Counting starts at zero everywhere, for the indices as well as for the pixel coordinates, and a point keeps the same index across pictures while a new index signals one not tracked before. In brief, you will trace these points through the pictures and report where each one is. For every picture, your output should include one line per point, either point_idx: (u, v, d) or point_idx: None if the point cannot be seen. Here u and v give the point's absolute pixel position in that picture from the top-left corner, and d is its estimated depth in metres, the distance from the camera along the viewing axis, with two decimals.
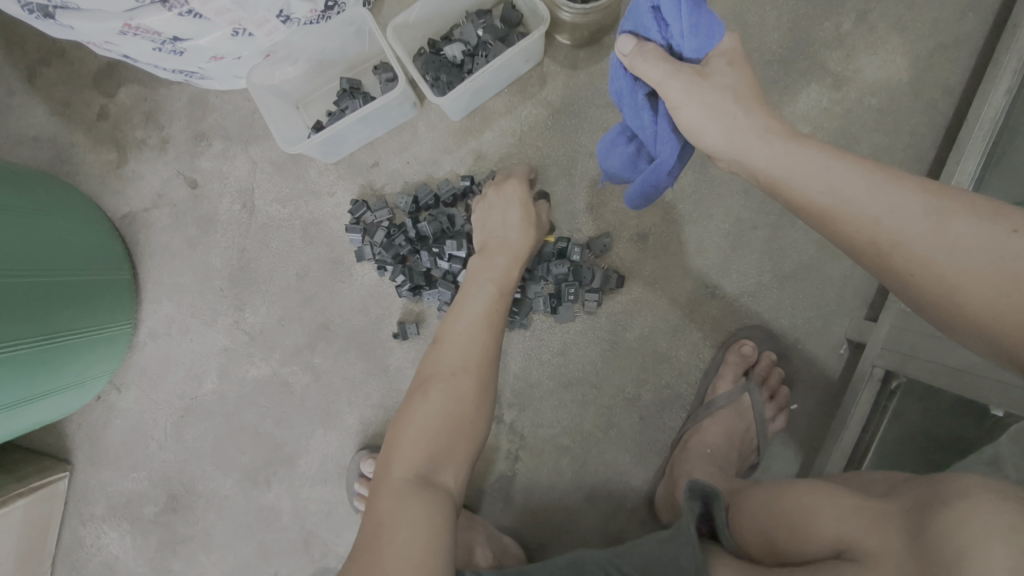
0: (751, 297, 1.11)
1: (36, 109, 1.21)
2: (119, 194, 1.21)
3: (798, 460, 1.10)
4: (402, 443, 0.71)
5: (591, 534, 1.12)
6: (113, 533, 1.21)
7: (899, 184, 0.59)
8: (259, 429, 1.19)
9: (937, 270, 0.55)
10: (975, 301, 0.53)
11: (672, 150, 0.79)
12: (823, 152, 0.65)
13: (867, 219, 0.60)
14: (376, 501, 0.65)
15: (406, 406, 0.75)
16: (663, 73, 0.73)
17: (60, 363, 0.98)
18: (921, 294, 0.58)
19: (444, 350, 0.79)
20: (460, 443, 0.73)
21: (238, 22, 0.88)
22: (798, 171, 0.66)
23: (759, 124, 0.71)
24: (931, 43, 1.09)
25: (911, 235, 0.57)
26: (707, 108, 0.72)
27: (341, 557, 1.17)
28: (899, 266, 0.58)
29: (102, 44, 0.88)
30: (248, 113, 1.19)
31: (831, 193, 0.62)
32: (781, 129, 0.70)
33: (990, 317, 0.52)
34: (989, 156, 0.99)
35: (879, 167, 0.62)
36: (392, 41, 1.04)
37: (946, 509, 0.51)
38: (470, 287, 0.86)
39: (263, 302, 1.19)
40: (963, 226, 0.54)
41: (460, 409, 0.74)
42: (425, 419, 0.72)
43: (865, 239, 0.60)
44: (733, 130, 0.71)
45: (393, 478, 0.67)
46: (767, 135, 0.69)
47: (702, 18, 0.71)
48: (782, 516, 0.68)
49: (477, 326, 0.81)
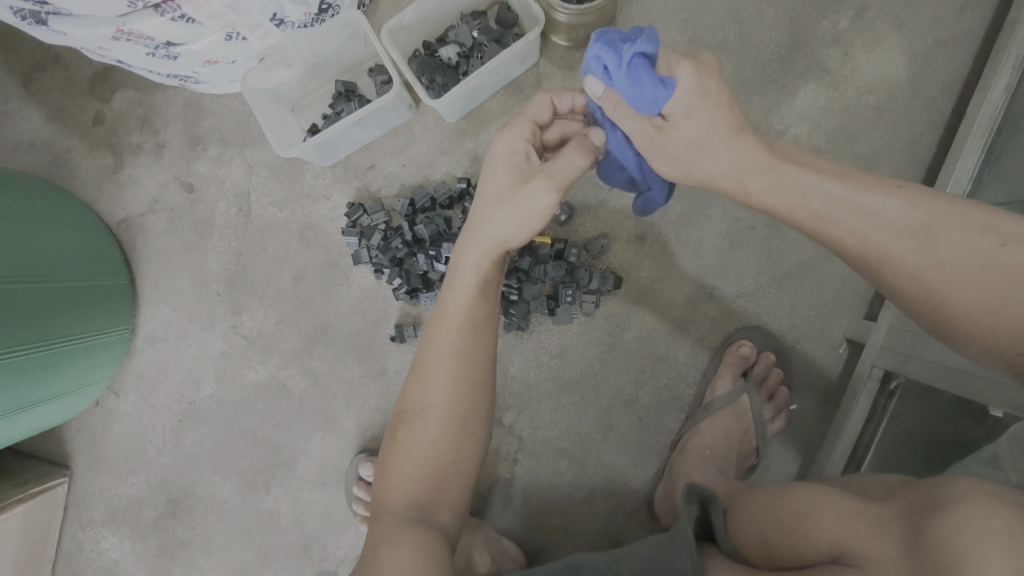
0: (750, 297, 1.11)
1: (32, 115, 1.21)
2: (116, 198, 1.21)
3: (798, 460, 1.09)
4: (391, 483, 0.70)
5: (590, 537, 1.11)
6: (113, 538, 1.21)
7: (885, 197, 0.59)
8: (258, 433, 1.19)
9: (926, 285, 0.58)
10: (965, 313, 0.56)
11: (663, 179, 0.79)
12: (805, 178, 0.63)
13: (854, 237, 0.60)
14: (370, 540, 0.66)
15: (390, 445, 0.72)
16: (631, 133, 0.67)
17: (58, 370, 0.98)
18: (909, 301, 0.60)
19: (420, 386, 0.71)
20: (447, 482, 0.70)
21: (232, 27, 0.88)
22: (783, 200, 0.64)
23: (737, 160, 0.66)
24: (929, 39, 1.08)
25: (898, 254, 0.58)
26: (679, 159, 0.68)
27: (340, 560, 1.17)
28: (889, 280, 0.60)
29: (96, 50, 0.88)
30: (243, 117, 1.19)
31: (817, 216, 0.62)
32: (759, 158, 0.65)
33: (981, 326, 0.55)
34: (989, 153, 0.98)
35: (860, 179, 0.61)
36: (387, 44, 1.03)
37: (944, 513, 0.50)
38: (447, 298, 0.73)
39: (261, 306, 1.18)
40: (949, 240, 0.56)
41: (442, 450, 0.70)
42: (409, 463, 0.70)
43: (855, 254, 0.61)
44: (716, 168, 0.67)
45: (384, 521, 0.67)
46: (744, 166, 0.65)
47: (648, 90, 0.62)
48: (780, 519, 0.67)
49: (453, 355, 0.71)
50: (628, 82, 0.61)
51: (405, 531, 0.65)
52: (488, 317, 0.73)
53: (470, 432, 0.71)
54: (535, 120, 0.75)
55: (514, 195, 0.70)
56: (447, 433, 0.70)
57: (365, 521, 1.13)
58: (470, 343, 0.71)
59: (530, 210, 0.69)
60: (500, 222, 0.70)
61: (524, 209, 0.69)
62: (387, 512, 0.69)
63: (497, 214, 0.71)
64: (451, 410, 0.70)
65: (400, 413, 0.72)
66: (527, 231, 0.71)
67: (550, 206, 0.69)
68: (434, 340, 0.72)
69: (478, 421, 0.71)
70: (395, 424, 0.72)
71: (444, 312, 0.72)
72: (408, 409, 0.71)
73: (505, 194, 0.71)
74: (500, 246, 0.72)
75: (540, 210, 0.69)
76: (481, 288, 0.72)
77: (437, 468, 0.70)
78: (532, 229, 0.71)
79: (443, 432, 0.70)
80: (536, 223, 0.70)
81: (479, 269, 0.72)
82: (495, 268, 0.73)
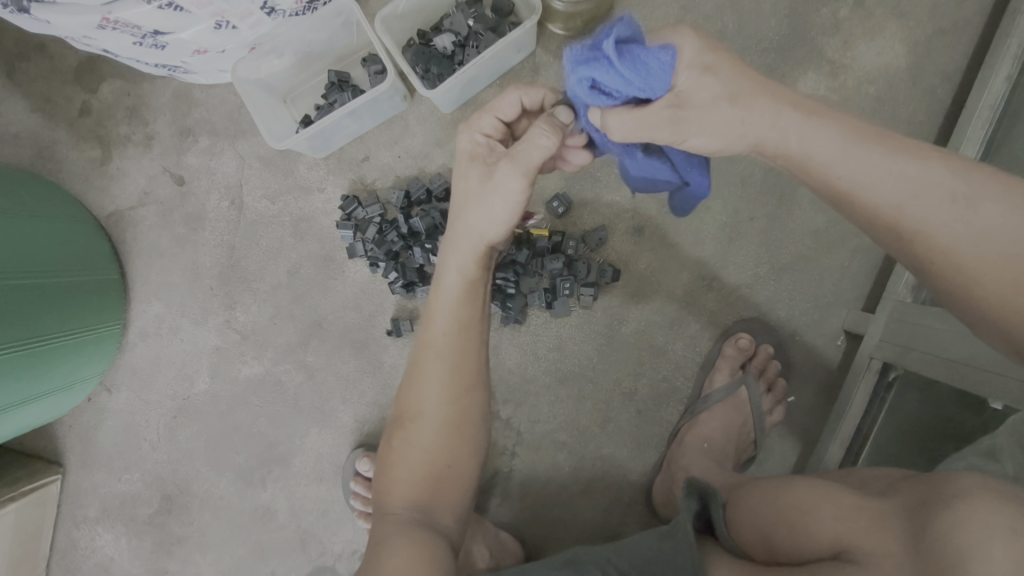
0: (748, 289, 1.10)
1: (17, 106, 1.18)
2: (105, 191, 1.18)
3: (795, 452, 1.09)
4: (391, 487, 0.69)
5: (589, 530, 1.11)
6: (107, 535, 1.20)
7: (926, 163, 0.57)
8: (253, 429, 1.18)
9: (958, 260, 0.55)
10: (997, 296, 0.54)
11: (703, 169, 0.71)
12: (843, 133, 0.59)
13: (889, 203, 0.57)
14: (373, 541, 0.65)
15: (388, 449, 0.72)
16: (650, 130, 0.62)
17: (47, 368, 0.96)
18: (940, 280, 0.57)
19: (414, 391, 0.71)
20: (447, 485, 0.69)
21: (221, 15, 0.86)
22: (817, 156, 0.60)
23: (773, 115, 0.61)
24: (929, 28, 1.07)
25: (935, 226, 0.55)
26: (711, 132, 0.62)
27: (338, 555, 1.17)
28: (919, 255, 0.57)
29: (81, 39, 0.85)
30: (234, 108, 1.16)
31: (852, 176, 0.58)
32: (796, 108, 0.61)
33: (1011, 312, 0.53)
34: (989, 143, 0.97)
35: (899, 142, 0.58)
36: (381, 32, 1.01)
37: (945, 508, 0.50)
38: (433, 305, 0.72)
39: (254, 300, 1.17)
40: (989, 212, 0.54)
41: (439, 454, 0.69)
42: (406, 467, 0.69)
43: (888, 222, 0.58)
44: (745, 121, 0.61)
45: (385, 522, 0.67)
46: (780, 114, 0.61)
47: (648, 61, 0.58)
48: (781, 515, 0.67)
49: (446, 360, 0.70)
50: (629, 68, 0.58)
51: (405, 531, 0.64)
52: (475, 319, 0.72)
53: (464, 435, 0.70)
54: (501, 117, 0.74)
55: (480, 184, 0.69)
56: (440, 437, 0.69)
57: (363, 516, 1.13)
58: (459, 347, 0.70)
59: (501, 200, 0.68)
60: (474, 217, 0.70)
61: (494, 195, 0.68)
62: (389, 514, 0.68)
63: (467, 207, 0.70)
64: (443, 415, 0.69)
65: (395, 418, 0.72)
66: (506, 220, 0.69)
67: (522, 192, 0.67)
68: (423, 346, 0.72)
69: (472, 424, 0.71)
70: (392, 428, 0.72)
71: (431, 317, 0.72)
72: (403, 415, 0.71)
73: (472, 191, 0.70)
74: (474, 241, 0.71)
75: (510, 196, 0.68)
76: (464, 288, 0.71)
77: (434, 471, 0.69)
78: (509, 217, 0.69)
79: (437, 436, 0.69)
80: (508, 212, 0.69)
81: (460, 269, 0.72)
82: (475, 265, 0.72)
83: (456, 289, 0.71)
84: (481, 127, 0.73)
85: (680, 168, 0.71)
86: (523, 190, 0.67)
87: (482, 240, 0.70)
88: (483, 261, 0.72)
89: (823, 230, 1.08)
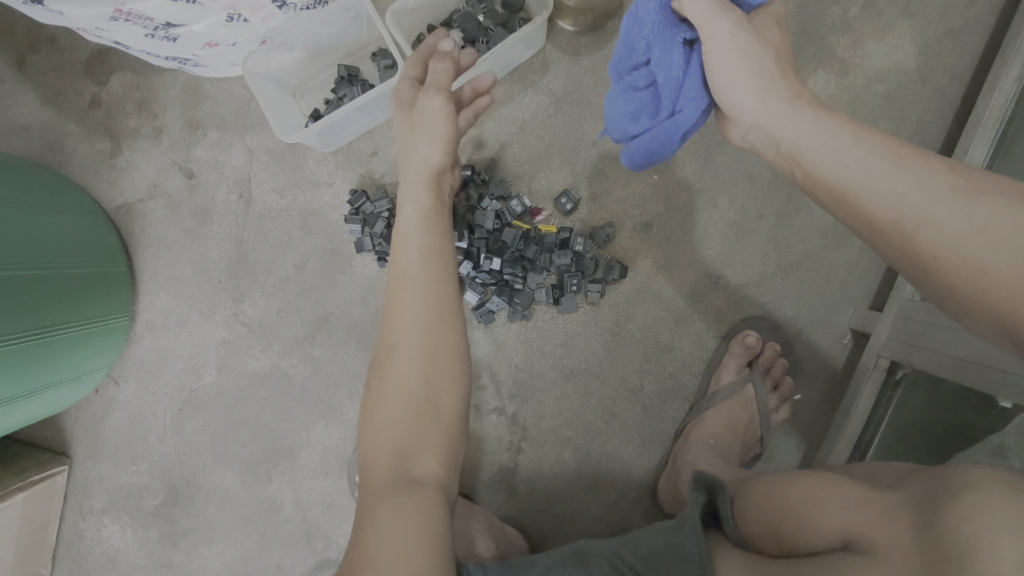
0: (755, 286, 1.10)
1: (27, 98, 1.18)
2: (114, 184, 1.19)
3: (801, 450, 1.10)
4: (376, 435, 0.69)
5: (593, 525, 1.12)
6: (114, 526, 1.21)
7: (926, 162, 0.58)
8: (259, 422, 1.18)
9: (962, 253, 0.53)
10: (1001, 287, 0.51)
11: (695, 111, 0.73)
12: (851, 128, 0.63)
13: (891, 196, 0.57)
14: (366, 501, 0.64)
15: (369, 397, 0.72)
16: (707, 12, 0.67)
17: (56, 358, 0.97)
18: (944, 282, 0.55)
19: (390, 327, 0.74)
20: (430, 427, 0.69)
21: (233, 8, 0.86)
22: (826, 143, 0.63)
23: (794, 93, 0.68)
24: (940, 28, 1.07)
25: (937, 217, 0.55)
26: (739, 60, 0.68)
27: (343, 548, 1.17)
28: (921, 250, 0.56)
29: (93, 30, 0.85)
30: (243, 101, 1.17)
31: (858, 165, 0.60)
32: (814, 100, 0.67)
33: (1017, 307, 0.50)
34: (999, 143, 0.97)
35: (903, 145, 0.60)
36: (391, 28, 1.01)
37: (955, 501, 0.50)
38: (400, 242, 0.78)
39: (261, 294, 1.17)
40: (992, 206, 0.53)
41: (415, 387, 0.70)
42: (386, 411, 0.69)
43: (888, 218, 0.58)
44: (765, 92, 0.68)
45: (377, 478, 0.66)
46: (797, 103, 0.67)
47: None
48: (788, 508, 0.67)
49: (418, 290, 0.74)
50: None
51: (396, 492, 0.63)
52: (440, 248, 0.78)
53: (445, 364, 0.72)
54: (410, 78, 0.88)
55: (414, 123, 0.84)
56: (416, 368, 0.70)
57: None
58: (427, 274, 0.75)
59: (431, 127, 0.82)
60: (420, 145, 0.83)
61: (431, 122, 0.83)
62: (375, 477, 0.66)
63: (417, 145, 0.83)
64: (419, 344, 0.72)
65: (374, 362, 0.73)
66: (440, 141, 0.83)
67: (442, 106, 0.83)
68: (397, 281, 0.76)
69: (449, 352, 0.73)
70: (371, 371, 0.73)
71: (398, 252, 0.78)
72: (381, 354, 0.73)
73: (407, 135, 0.84)
74: (423, 169, 0.83)
75: (438, 120, 0.83)
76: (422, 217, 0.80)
77: (411, 407, 0.69)
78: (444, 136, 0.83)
79: (416, 365, 0.71)
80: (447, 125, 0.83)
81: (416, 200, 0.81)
82: (428, 193, 0.82)
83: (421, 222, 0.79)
84: (398, 92, 0.88)
85: (682, 92, 0.73)
86: (444, 106, 0.83)
87: (428, 163, 0.83)
88: (434, 187, 0.83)
89: (831, 229, 1.08)
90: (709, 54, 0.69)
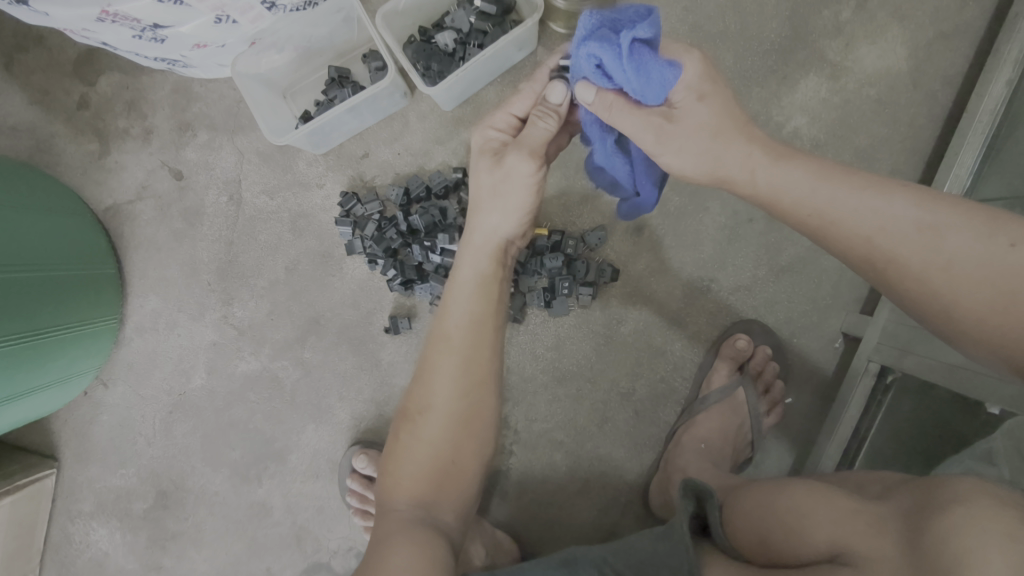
0: (746, 290, 1.10)
1: (15, 98, 1.18)
2: (103, 185, 1.18)
3: (792, 453, 1.10)
4: (395, 482, 0.68)
5: (584, 529, 1.11)
6: (102, 530, 1.20)
7: (890, 198, 0.58)
8: (249, 425, 1.17)
9: (933, 288, 0.55)
10: (971, 317, 0.53)
11: (653, 185, 0.77)
12: (810, 173, 0.62)
13: (859, 237, 0.58)
14: (377, 537, 0.64)
15: (393, 445, 0.71)
16: (635, 129, 0.65)
17: (44, 361, 0.96)
18: (919, 309, 0.58)
19: (423, 383, 0.70)
20: (453, 485, 0.69)
21: (221, 9, 0.85)
22: (787, 195, 0.63)
23: (746, 154, 0.65)
24: (931, 31, 1.07)
25: (904, 255, 0.56)
26: (689, 153, 0.66)
27: (333, 552, 1.16)
28: (894, 283, 0.58)
29: (80, 31, 0.84)
30: (234, 103, 1.16)
31: (820, 214, 0.60)
32: (766, 148, 0.65)
33: (988, 332, 0.53)
34: (989, 148, 0.97)
35: (863, 178, 0.60)
36: (381, 28, 1.00)
37: (944, 514, 0.50)
38: (450, 295, 0.72)
39: (251, 296, 1.16)
40: (956, 240, 0.54)
41: (447, 449, 0.68)
42: (413, 461, 0.68)
43: (861, 257, 0.59)
44: (719, 163, 0.66)
45: (388, 519, 0.66)
46: (754, 159, 0.65)
47: (654, 73, 0.60)
48: (777, 517, 0.67)
49: (458, 354, 0.70)
50: (635, 68, 0.59)
51: (410, 531, 0.63)
52: (492, 316, 0.72)
53: (474, 433, 0.70)
54: (515, 111, 0.73)
55: (494, 183, 0.71)
56: (452, 430, 0.69)
57: (359, 514, 1.12)
58: (472, 341, 0.70)
59: (511, 187, 0.70)
60: (485, 212, 0.72)
61: (506, 190, 0.70)
62: (391, 511, 0.67)
63: (482, 203, 0.72)
64: (454, 408, 0.69)
65: (404, 410, 0.71)
66: (518, 210, 0.71)
67: (533, 175, 0.69)
68: (437, 337, 0.71)
69: (483, 423, 0.71)
70: (399, 423, 0.71)
71: (444, 311, 0.72)
72: (412, 406, 0.70)
73: (483, 183, 0.71)
74: (487, 238, 0.72)
75: (518, 184, 0.69)
76: (479, 281, 0.72)
77: (441, 467, 0.68)
78: (523, 207, 0.71)
79: (447, 431, 0.69)
80: (525, 198, 0.70)
81: (473, 262, 0.72)
82: (490, 261, 0.72)
83: (475, 283, 0.72)
84: (494, 123, 0.74)
85: (635, 179, 0.77)
86: (534, 173, 0.69)
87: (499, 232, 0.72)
88: (495, 257, 0.73)
89: None
90: (657, 157, 0.67)
